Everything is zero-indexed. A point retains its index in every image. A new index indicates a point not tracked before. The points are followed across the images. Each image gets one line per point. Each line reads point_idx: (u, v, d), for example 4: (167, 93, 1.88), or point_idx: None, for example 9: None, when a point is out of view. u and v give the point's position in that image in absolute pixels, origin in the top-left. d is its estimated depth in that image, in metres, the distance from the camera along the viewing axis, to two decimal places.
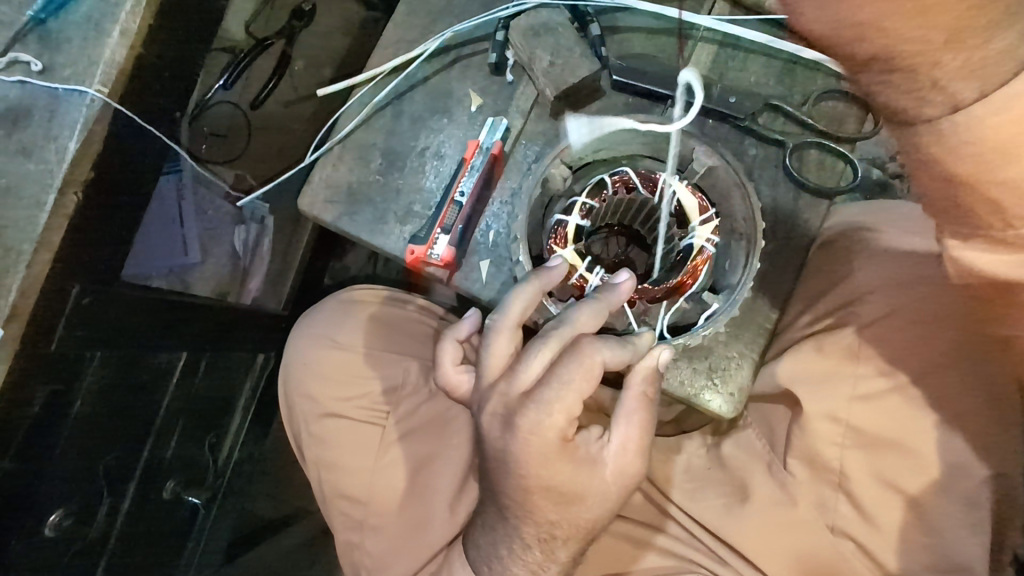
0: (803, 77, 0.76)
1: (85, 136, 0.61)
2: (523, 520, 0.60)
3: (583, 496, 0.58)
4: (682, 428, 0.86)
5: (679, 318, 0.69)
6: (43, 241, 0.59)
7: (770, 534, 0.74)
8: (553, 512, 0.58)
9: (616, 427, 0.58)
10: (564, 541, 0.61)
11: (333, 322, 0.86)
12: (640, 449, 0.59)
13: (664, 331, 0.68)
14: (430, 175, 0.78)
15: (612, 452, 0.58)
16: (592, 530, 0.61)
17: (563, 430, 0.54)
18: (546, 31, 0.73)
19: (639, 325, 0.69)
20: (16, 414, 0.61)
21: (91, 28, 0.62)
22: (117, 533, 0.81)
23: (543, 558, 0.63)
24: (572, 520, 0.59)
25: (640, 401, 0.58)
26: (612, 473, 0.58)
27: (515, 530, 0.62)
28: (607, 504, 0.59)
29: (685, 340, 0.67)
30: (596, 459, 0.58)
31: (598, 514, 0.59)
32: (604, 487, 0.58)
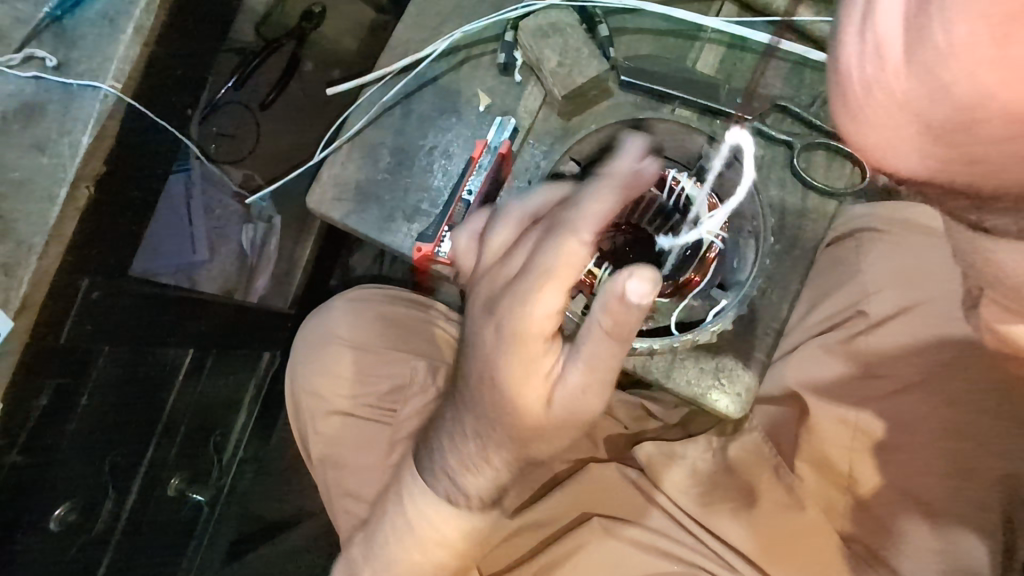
0: (811, 79, 0.77)
1: (98, 131, 0.61)
2: (474, 406, 0.62)
3: (524, 407, 0.58)
4: (689, 432, 0.81)
5: (687, 316, 0.70)
6: (55, 233, 0.60)
7: (781, 540, 0.71)
8: (500, 404, 0.59)
9: (575, 357, 0.56)
10: (505, 443, 0.61)
11: (343, 320, 0.87)
12: (594, 386, 0.57)
13: (672, 327, 0.69)
14: (438, 174, 0.78)
15: (572, 372, 0.57)
16: (530, 448, 0.61)
17: (520, 337, 0.56)
18: (555, 31, 0.73)
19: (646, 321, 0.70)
20: (22, 406, 0.61)
21: (107, 25, 0.63)
22: (121, 530, 0.81)
23: (480, 470, 0.63)
24: (514, 419, 0.59)
25: (606, 342, 0.54)
26: (560, 400, 0.58)
27: (466, 418, 0.63)
28: (544, 426, 0.59)
29: (693, 335, 0.67)
30: (548, 377, 0.58)
31: (538, 426, 0.59)
32: (556, 401, 0.58)
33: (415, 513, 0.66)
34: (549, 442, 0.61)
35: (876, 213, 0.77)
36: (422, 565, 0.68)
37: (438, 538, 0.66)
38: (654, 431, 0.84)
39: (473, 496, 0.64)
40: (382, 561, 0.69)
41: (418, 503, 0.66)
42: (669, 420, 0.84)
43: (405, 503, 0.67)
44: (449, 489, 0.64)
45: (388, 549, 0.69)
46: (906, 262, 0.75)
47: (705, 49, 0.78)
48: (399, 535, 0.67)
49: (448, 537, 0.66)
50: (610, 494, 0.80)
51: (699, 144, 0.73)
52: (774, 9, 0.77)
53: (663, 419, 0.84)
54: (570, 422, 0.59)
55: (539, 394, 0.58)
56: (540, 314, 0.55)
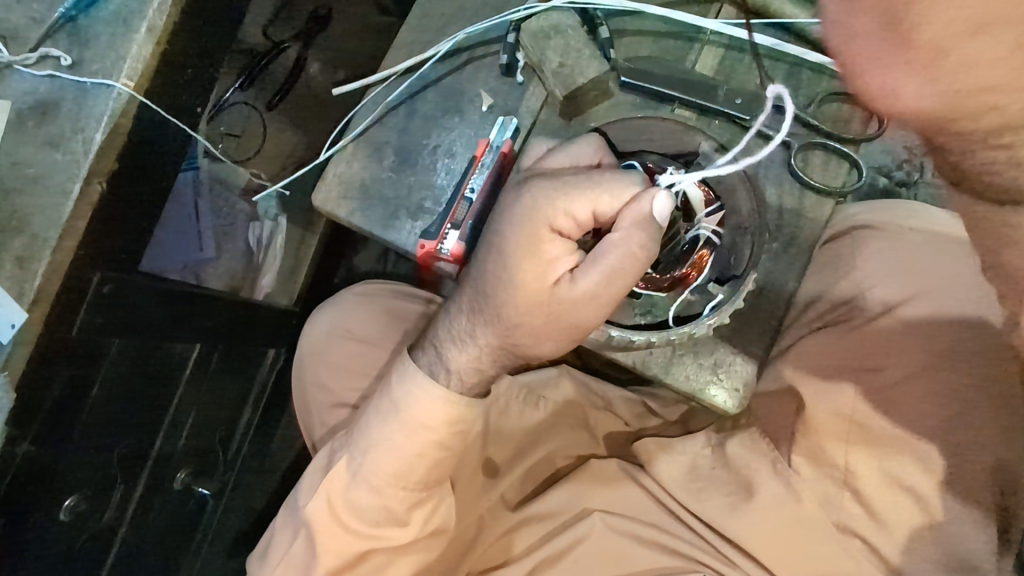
0: (809, 79, 0.78)
1: (111, 128, 0.63)
2: (481, 284, 0.62)
3: (523, 287, 0.59)
4: (688, 428, 0.84)
5: (684, 309, 0.71)
6: (69, 228, 0.61)
7: (778, 533, 0.73)
8: (507, 287, 0.59)
9: (594, 260, 0.56)
10: (501, 329, 0.61)
11: (351, 315, 0.90)
12: (602, 297, 0.57)
13: (670, 321, 0.71)
14: (441, 173, 0.79)
15: (584, 281, 0.57)
16: (515, 337, 0.61)
17: (558, 214, 0.57)
18: (556, 33, 0.75)
19: (643, 313, 0.72)
20: (34, 398, 0.62)
21: (120, 25, 0.65)
22: (128, 522, 0.82)
23: (467, 346, 0.63)
24: (517, 304, 0.59)
25: (626, 249, 0.55)
26: (563, 296, 0.58)
27: (472, 301, 0.63)
28: (536, 318, 0.59)
29: (690, 328, 0.70)
30: (552, 269, 0.58)
31: (537, 320, 0.60)
32: (559, 299, 0.58)
33: (403, 389, 0.65)
34: (536, 340, 0.61)
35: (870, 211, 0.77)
36: (402, 450, 0.66)
37: (423, 421, 0.65)
38: (654, 428, 0.87)
39: (456, 373, 0.64)
40: (364, 444, 0.67)
41: (408, 374, 0.65)
42: (669, 417, 0.87)
43: (395, 382, 0.66)
44: (434, 362, 0.65)
45: (369, 432, 0.67)
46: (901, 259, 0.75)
47: (704, 52, 0.79)
48: (383, 414, 0.66)
49: (434, 420, 0.65)
50: (608, 488, 0.81)
51: (696, 143, 0.75)
52: (773, 9, 0.78)
53: (663, 415, 0.87)
54: (558, 321, 0.59)
55: (538, 281, 0.58)
56: (589, 207, 0.56)
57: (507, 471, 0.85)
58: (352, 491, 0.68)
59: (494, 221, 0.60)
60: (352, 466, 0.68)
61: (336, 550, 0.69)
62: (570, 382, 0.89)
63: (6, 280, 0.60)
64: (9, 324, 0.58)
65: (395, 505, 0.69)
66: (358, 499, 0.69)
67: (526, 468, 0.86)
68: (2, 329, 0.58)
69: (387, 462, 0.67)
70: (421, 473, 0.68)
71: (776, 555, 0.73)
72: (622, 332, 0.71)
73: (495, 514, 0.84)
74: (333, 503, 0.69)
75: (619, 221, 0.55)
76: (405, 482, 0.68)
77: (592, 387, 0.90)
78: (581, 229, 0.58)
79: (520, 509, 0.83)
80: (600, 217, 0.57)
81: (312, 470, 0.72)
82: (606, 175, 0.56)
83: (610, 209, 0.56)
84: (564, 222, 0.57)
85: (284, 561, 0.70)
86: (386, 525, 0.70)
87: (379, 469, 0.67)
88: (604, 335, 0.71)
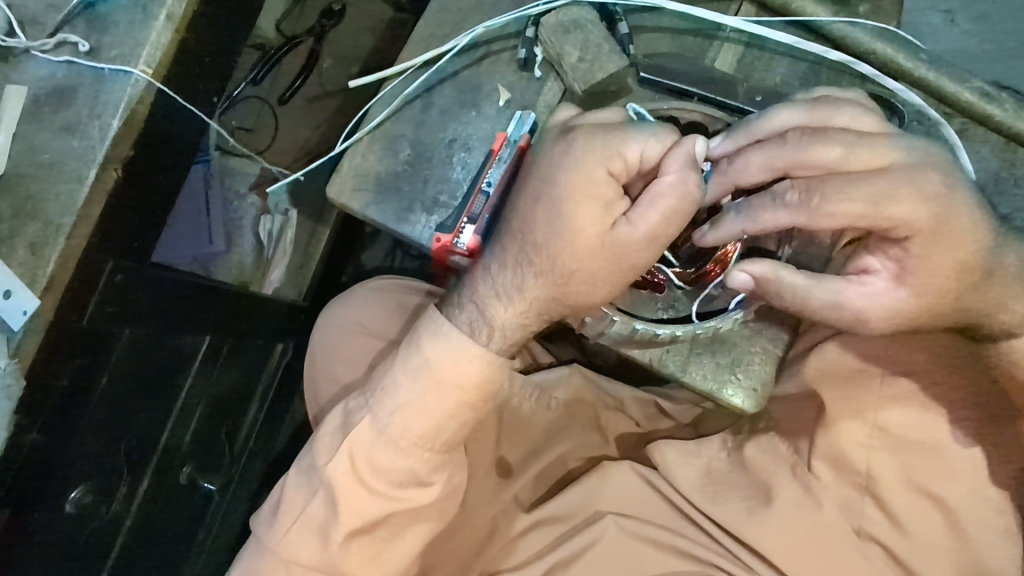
0: (829, 78, 0.78)
1: (128, 115, 0.62)
2: (523, 239, 0.61)
3: (575, 233, 0.58)
4: (700, 432, 0.84)
5: (707, 304, 0.70)
6: (84, 214, 0.61)
7: (796, 538, 0.72)
8: (560, 237, 0.58)
9: (649, 201, 0.57)
10: (550, 280, 0.61)
11: (362, 309, 0.89)
12: (658, 237, 0.58)
13: (693, 316, 0.70)
14: (457, 167, 0.79)
15: (643, 223, 0.57)
16: (568, 288, 0.61)
17: (607, 160, 0.56)
18: (575, 27, 0.75)
19: (666, 310, 0.71)
20: (45, 387, 0.62)
21: (139, 11, 0.64)
22: (133, 514, 0.80)
23: (513, 301, 0.63)
24: (572, 255, 0.59)
25: (682, 190, 0.56)
26: (619, 240, 0.58)
27: (515, 258, 0.62)
28: (589, 263, 0.59)
29: (717, 323, 0.68)
30: (608, 214, 0.57)
31: (595, 269, 0.60)
32: (616, 244, 0.58)
33: (436, 345, 0.64)
34: (589, 287, 0.61)
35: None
36: (433, 408, 0.65)
37: (457, 379, 0.64)
38: (667, 429, 0.87)
39: (501, 331, 0.64)
40: (392, 403, 0.66)
41: (441, 333, 0.64)
42: (683, 418, 0.87)
43: (426, 341, 0.64)
44: (474, 319, 0.64)
45: (397, 390, 0.66)
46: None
47: (724, 49, 0.79)
48: (414, 372, 0.65)
49: (466, 380, 0.64)
50: (620, 491, 0.79)
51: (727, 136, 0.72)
52: (794, 7, 0.78)
53: (675, 417, 0.87)
54: (612, 264, 0.59)
55: (594, 226, 0.58)
56: (639, 151, 0.56)
57: (521, 473, 0.84)
58: (376, 450, 0.67)
59: (535, 176, 0.60)
60: (377, 424, 0.67)
61: (357, 511, 0.67)
62: (582, 382, 0.88)
63: (18, 265, 0.59)
64: (22, 311, 0.58)
65: (420, 466, 0.68)
66: (382, 459, 0.67)
67: (538, 468, 0.84)
68: (14, 316, 0.58)
69: (414, 421, 0.66)
70: (449, 435, 0.67)
71: (795, 560, 0.72)
72: (647, 325, 0.68)
73: (508, 516, 0.81)
74: (355, 462, 0.67)
75: (666, 165, 0.57)
76: (432, 442, 0.67)
77: (604, 386, 0.90)
78: (628, 176, 0.58)
79: (533, 510, 0.81)
80: (646, 164, 0.58)
81: (329, 430, 0.69)
82: (651, 122, 0.57)
83: (655, 155, 0.57)
84: (618, 166, 0.57)
85: (299, 521, 0.68)
86: (406, 487, 0.68)
87: (407, 429, 0.66)
88: (629, 328, 0.69)
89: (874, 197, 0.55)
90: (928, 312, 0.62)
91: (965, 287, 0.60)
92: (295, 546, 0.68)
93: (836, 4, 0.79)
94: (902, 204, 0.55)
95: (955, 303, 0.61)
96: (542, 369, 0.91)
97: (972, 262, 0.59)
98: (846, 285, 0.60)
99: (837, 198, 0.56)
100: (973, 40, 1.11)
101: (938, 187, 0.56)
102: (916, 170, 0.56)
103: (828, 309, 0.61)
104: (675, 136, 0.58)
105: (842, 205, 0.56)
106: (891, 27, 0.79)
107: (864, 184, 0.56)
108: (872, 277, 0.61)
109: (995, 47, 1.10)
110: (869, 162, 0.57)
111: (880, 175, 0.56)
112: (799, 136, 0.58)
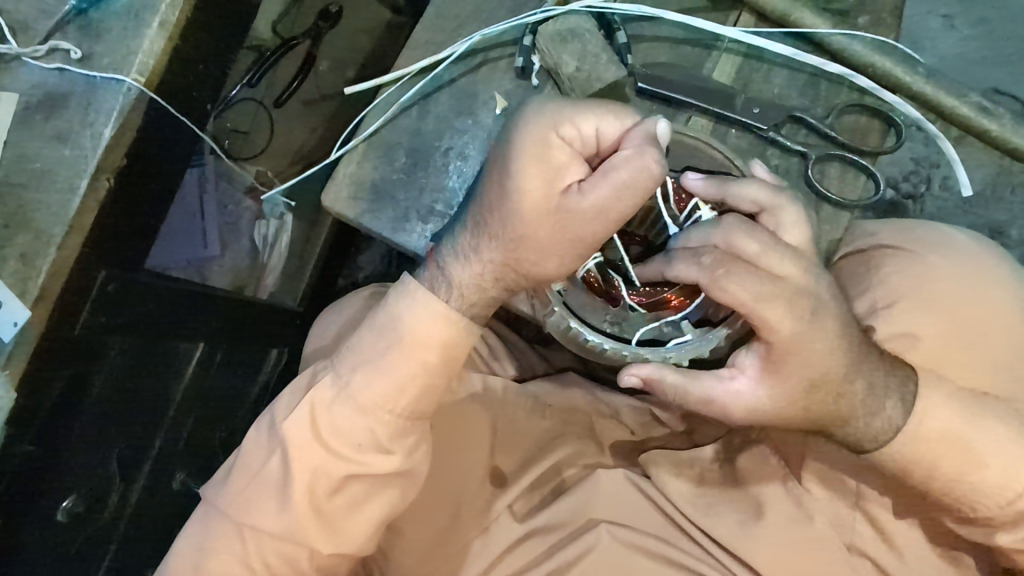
0: (828, 90, 0.78)
1: (121, 125, 0.62)
2: (479, 199, 0.60)
3: (523, 193, 0.56)
4: (695, 441, 0.85)
5: (654, 335, 0.62)
6: (76, 224, 0.61)
7: (786, 550, 0.72)
8: (508, 196, 0.57)
9: (599, 172, 0.54)
10: (502, 243, 0.59)
11: (351, 317, 0.81)
12: (611, 211, 0.54)
13: (634, 340, 0.61)
14: (453, 175, 0.78)
15: (591, 194, 0.54)
16: (521, 253, 0.58)
17: (558, 126, 0.56)
18: (574, 36, 0.75)
19: (610, 326, 0.62)
20: (36, 397, 0.62)
21: (132, 19, 0.63)
22: (127, 523, 0.79)
23: (469, 261, 0.61)
24: (521, 214, 0.57)
25: (632, 164, 0.53)
26: (569, 210, 0.55)
27: (472, 219, 0.61)
28: (540, 227, 0.56)
29: (647, 353, 0.60)
30: (559, 180, 0.56)
31: (544, 233, 0.57)
32: (566, 212, 0.55)
33: (402, 303, 0.62)
34: (540, 256, 0.58)
35: (882, 232, 0.72)
36: (396, 367, 0.62)
37: (421, 338, 0.62)
38: (661, 438, 0.87)
39: (457, 292, 0.62)
40: (356, 360, 0.63)
41: (410, 291, 0.62)
42: (677, 427, 0.87)
43: (393, 300, 0.63)
44: (434, 278, 0.63)
45: (361, 348, 0.63)
46: (952, 273, 0.67)
47: (724, 58, 0.79)
48: (379, 330, 0.63)
49: (431, 339, 0.62)
50: (612, 499, 0.79)
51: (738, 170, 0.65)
52: (794, 18, 0.78)
53: (669, 426, 0.87)
54: (563, 233, 0.56)
55: (543, 188, 0.56)
56: (593, 124, 0.56)
57: (514, 481, 0.82)
58: (335, 410, 0.63)
59: (496, 143, 0.60)
60: (338, 382, 0.64)
61: (309, 468, 0.63)
62: (576, 390, 0.89)
63: (10, 276, 0.60)
64: (12, 323, 0.58)
65: (380, 430, 0.64)
66: (341, 420, 0.63)
67: (533, 477, 0.82)
68: (6, 327, 0.58)
69: (376, 381, 0.62)
70: (411, 400, 0.63)
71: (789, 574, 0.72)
72: (581, 327, 0.61)
73: (500, 525, 0.80)
74: (315, 421, 0.64)
75: (625, 142, 0.56)
76: (394, 407, 0.63)
77: (599, 396, 0.90)
78: (586, 148, 0.57)
79: (526, 520, 0.80)
80: (603, 140, 0.57)
81: (290, 390, 0.66)
82: (610, 102, 0.58)
83: (614, 133, 0.57)
84: (570, 133, 0.56)
85: (255, 481, 0.64)
86: (367, 451, 0.64)
87: (368, 389, 0.63)
88: (564, 323, 0.62)
89: (759, 295, 0.54)
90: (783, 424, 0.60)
91: (825, 402, 0.58)
92: (250, 510, 0.64)
93: (834, 16, 0.79)
94: (774, 314, 0.54)
95: (820, 413, 0.59)
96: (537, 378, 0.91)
97: (833, 382, 0.57)
98: (715, 383, 0.59)
99: (729, 288, 0.54)
100: (972, 47, 1.11)
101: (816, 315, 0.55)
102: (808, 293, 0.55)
103: (703, 405, 0.59)
104: (635, 118, 0.57)
105: (736, 288, 0.54)
106: (890, 40, 0.78)
107: (758, 281, 0.54)
108: (740, 375, 0.59)
109: (994, 54, 1.10)
110: (776, 269, 0.55)
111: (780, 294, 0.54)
112: (732, 221, 0.56)
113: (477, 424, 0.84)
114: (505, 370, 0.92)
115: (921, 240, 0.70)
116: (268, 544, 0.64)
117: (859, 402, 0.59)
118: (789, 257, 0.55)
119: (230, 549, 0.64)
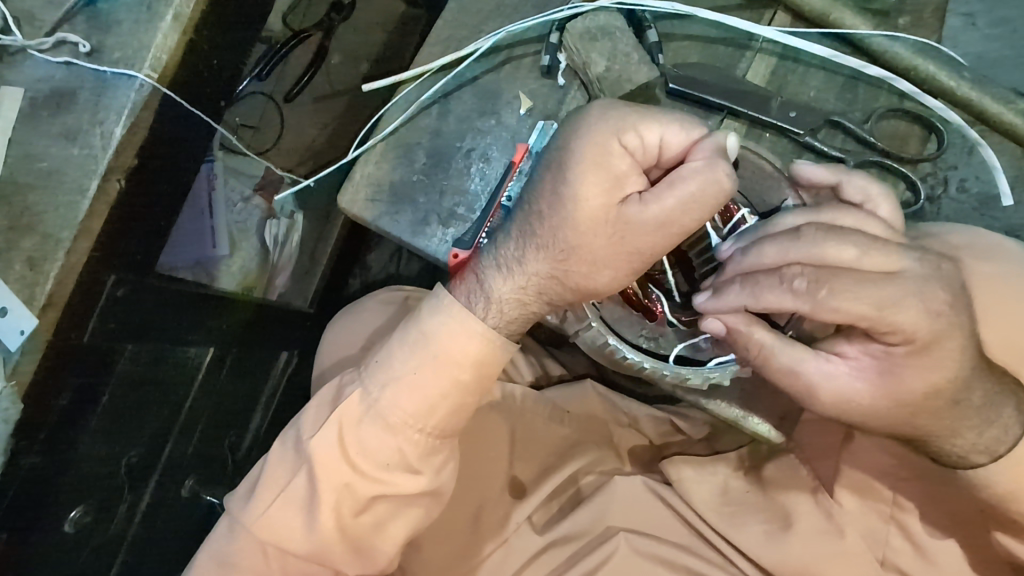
0: (865, 93, 0.76)
1: (132, 122, 0.59)
2: (528, 206, 0.57)
3: (580, 204, 0.53)
4: (714, 449, 0.81)
5: (690, 351, 0.61)
6: (85, 228, 0.58)
7: (817, 565, 0.70)
8: (564, 206, 0.54)
9: (664, 186, 0.52)
10: (552, 254, 0.56)
11: (371, 322, 0.81)
12: (672, 226, 0.52)
13: (672, 357, 0.61)
14: (475, 178, 0.75)
15: (655, 208, 0.52)
16: (570, 264, 0.56)
17: (621, 136, 0.52)
18: (603, 35, 0.71)
19: (645, 341, 0.61)
20: (43, 407, 0.59)
21: (144, 11, 0.60)
22: (135, 532, 0.77)
23: (513, 272, 0.59)
24: (575, 225, 0.54)
25: (702, 179, 0.50)
26: (629, 223, 0.53)
27: (519, 227, 0.58)
28: (594, 239, 0.54)
29: (687, 372, 0.61)
30: (618, 190, 0.53)
31: (600, 246, 0.54)
32: (626, 226, 0.53)
33: (434, 318, 0.59)
34: (591, 268, 0.56)
35: (948, 234, 0.66)
36: (427, 384, 0.60)
37: (455, 355, 0.59)
38: (678, 445, 0.84)
39: (499, 305, 0.59)
40: (384, 376, 0.61)
41: (442, 306, 0.59)
42: (696, 434, 0.83)
43: (425, 315, 0.60)
44: (474, 290, 0.60)
45: (390, 364, 0.60)
46: (1007, 277, 0.63)
47: (757, 59, 0.76)
48: (410, 347, 0.60)
49: (464, 356, 0.59)
50: (634, 508, 0.77)
51: (783, 199, 0.61)
52: (833, 18, 0.75)
53: (688, 434, 0.84)
54: (619, 246, 0.54)
55: (602, 200, 0.53)
56: (658, 133, 0.53)
57: (533, 490, 0.79)
58: (363, 429, 0.61)
59: (549, 146, 0.56)
60: (366, 401, 0.61)
61: (335, 486, 0.61)
62: (595, 397, 0.86)
63: (16, 281, 0.56)
64: (18, 331, 0.55)
65: (409, 449, 0.61)
66: (370, 440, 0.61)
67: (552, 486, 0.79)
68: (12, 336, 0.55)
69: (408, 399, 0.60)
70: (441, 419, 0.61)
71: None
72: (619, 344, 0.61)
73: (520, 537, 0.77)
74: (343, 440, 0.61)
75: (692, 155, 0.52)
76: (422, 425, 0.61)
77: (619, 404, 0.87)
78: (647, 159, 0.54)
79: (547, 531, 0.78)
80: (665, 150, 0.54)
81: (317, 404, 0.63)
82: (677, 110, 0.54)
83: (679, 145, 0.53)
84: (633, 141, 0.53)
85: (280, 500, 0.61)
86: (396, 471, 0.62)
87: (398, 407, 0.60)
88: (600, 339, 0.62)
89: (881, 301, 0.52)
90: (901, 417, 0.57)
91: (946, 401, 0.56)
92: (275, 527, 0.61)
93: (874, 16, 0.77)
94: (908, 316, 0.52)
95: (935, 415, 0.57)
96: (555, 385, 0.88)
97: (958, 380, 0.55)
98: (823, 374, 0.56)
99: (832, 306, 0.52)
100: None
101: (960, 299, 0.54)
102: (937, 283, 0.53)
103: (784, 375, 0.56)
104: (702, 129, 0.53)
105: (850, 303, 0.52)
106: (933, 42, 0.75)
107: (872, 287, 0.52)
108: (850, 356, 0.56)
109: None
110: (884, 266, 0.53)
111: (887, 280, 0.52)
112: (813, 231, 0.53)
113: (496, 432, 0.82)
114: (522, 377, 0.89)
115: (992, 241, 0.66)
116: (294, 561, 0.62)
117: (959, 422, 0.58)
118: (879, 250, 0.52)
119: (254, 566, 0.61)
